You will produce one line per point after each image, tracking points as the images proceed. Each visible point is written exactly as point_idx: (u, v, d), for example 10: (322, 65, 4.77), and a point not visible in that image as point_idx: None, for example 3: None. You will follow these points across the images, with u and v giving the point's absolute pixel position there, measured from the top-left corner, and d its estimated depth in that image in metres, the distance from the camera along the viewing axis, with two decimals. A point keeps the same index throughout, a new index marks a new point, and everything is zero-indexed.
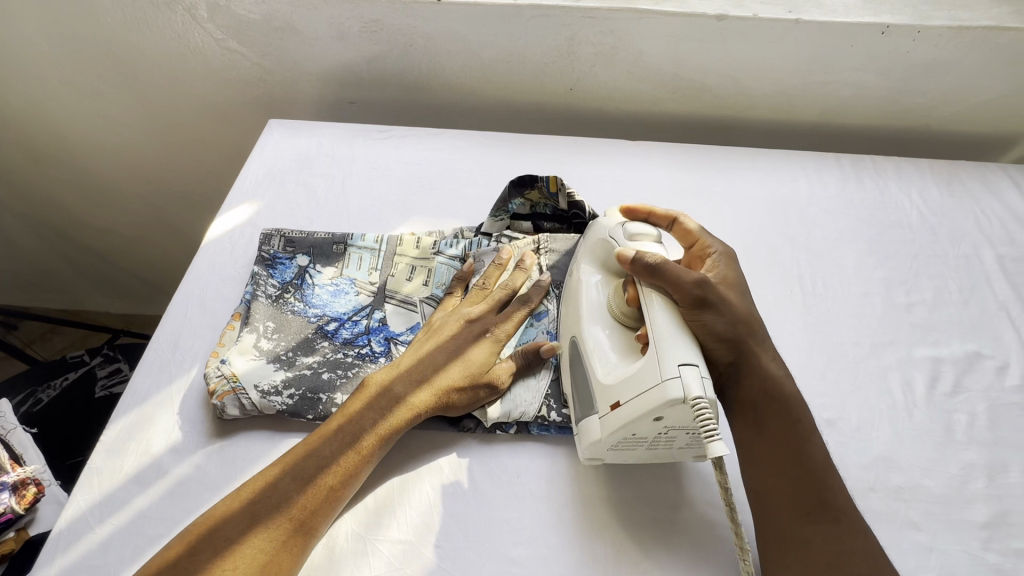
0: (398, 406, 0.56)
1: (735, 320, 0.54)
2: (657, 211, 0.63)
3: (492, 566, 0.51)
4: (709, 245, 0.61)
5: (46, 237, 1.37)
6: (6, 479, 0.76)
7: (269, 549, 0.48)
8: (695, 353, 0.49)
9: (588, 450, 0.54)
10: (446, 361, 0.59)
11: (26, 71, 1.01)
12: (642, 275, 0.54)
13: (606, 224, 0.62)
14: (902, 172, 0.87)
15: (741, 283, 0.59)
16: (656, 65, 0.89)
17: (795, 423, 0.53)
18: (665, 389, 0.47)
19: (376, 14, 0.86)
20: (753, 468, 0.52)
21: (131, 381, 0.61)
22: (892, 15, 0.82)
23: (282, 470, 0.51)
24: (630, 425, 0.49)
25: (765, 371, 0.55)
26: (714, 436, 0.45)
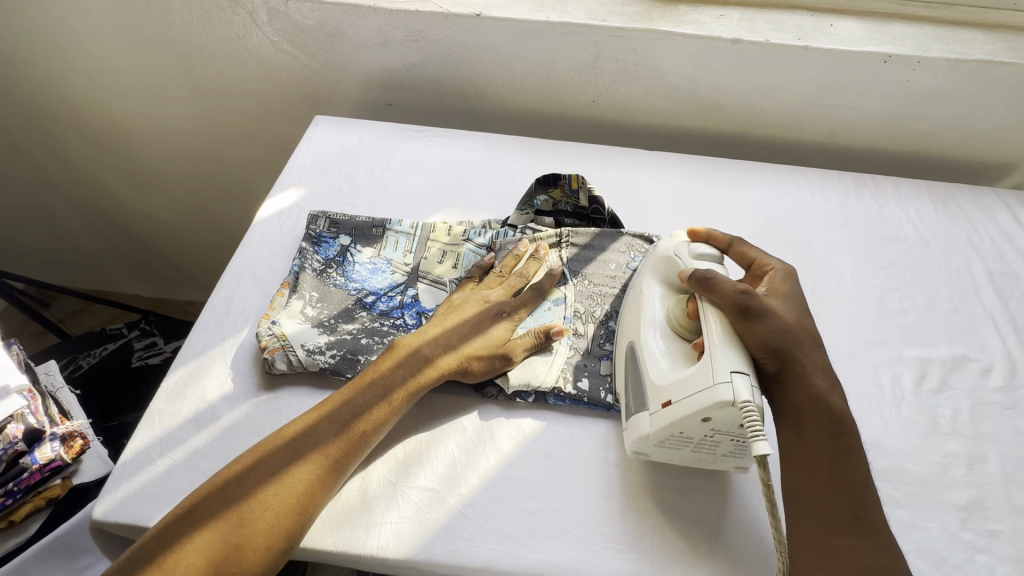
0: (424, 366, 0.62)
1: (781, 328, 0.56)
2: (716, 233, 0.68)
3: (509, 515, 0.56)
4: (768, 264, 0.65)
5: (90, 219, 1.45)
6: (56, 431, 0.81)
7: (306, 480, 0.53)
8: (744, 362, 0.53)
9: (636, 445, 0.58)
10: (468, 332, 0.66)
11: (95, 61, 1.10)
12: (698, 288, 0.59)
13: (670, 242, 0.67)
14: (900, 191, 0.92)
15: (796, 295, 0.61)
16: (674, 83, 0.96)
17: (843, 433, 0.54)
18: (718, 390, 0.51)
19: (420, 25, 0.94)
20: (790, 473, 0.54)
21: (189, 338, 0.67)
22: (895, 45, 0.89)
23: (323, 413, 0.58)
24: (680, 421, 0.53)
25: (807, 381, 0.56)
26: (759, 436, 0.49)
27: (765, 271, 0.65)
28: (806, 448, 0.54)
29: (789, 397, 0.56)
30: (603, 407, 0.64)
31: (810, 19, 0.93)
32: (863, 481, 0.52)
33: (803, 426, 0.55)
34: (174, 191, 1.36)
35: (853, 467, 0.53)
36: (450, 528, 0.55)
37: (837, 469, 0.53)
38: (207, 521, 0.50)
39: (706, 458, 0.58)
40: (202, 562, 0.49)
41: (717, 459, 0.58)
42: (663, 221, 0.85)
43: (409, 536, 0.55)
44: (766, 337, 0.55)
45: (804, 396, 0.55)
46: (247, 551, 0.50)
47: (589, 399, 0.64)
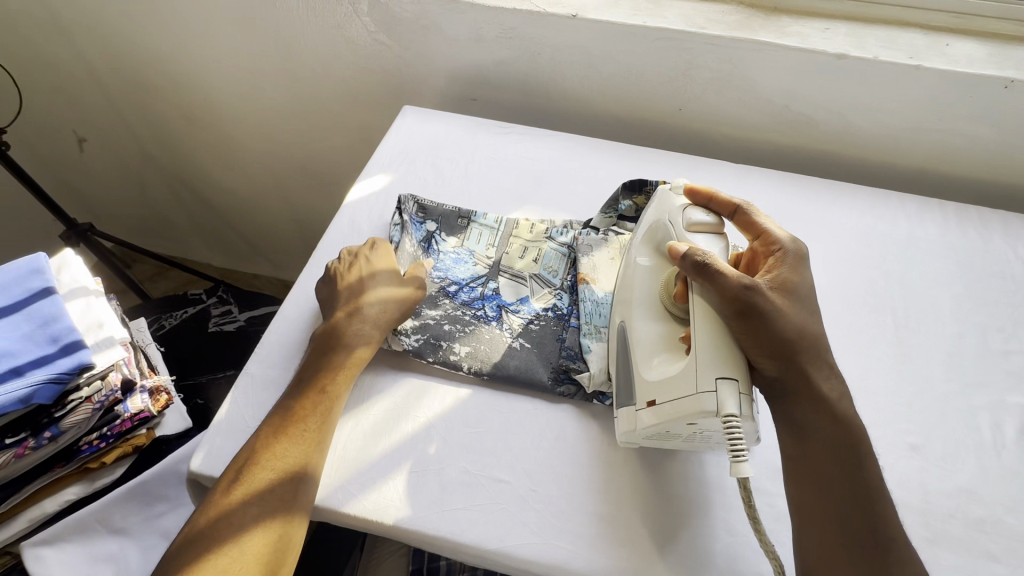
0: (344, 340, 0.64)
1: (783, 336, 0.55)
2: (719, 196, 0.64)
3: (579, 516, 0.57)
4: (774, 240, 0.62)
5: (177, 189, 1.54)
6: (145, 384, 0.87)
7: (304, 455, 0.57)
8: (733, 367, 0.52)
9: (625, 435, 0.59)
10: (376, 296, 0.67)
11: (201, 43, 1.18)
12: (690, 272, 0.57)
13: (666, 208, 0.65)
14: (1010, 226, 0.86)
15: (802, 288, 0.59)
16: (767, 95, 0.93)
17: (855, 447, 0.54)
18: (701, 400, 0.51)
19: (514, 23, 0.95)
20: (793, 481, 0.54)
21: (282, 309, 0.71)
22: (1018, 70, 0.83)
23: (263, 431, 0.58)
24: (664, 422, 0.54)
25: (812, 389, 0.55)
26: (741, 456, 0.50)
27: (773, 250, 0.61)
28: (809, 458, 0.54)
29: (797, 405, 0.55)
30: None
31: (923, 37, 0.89)
32: (878, 503, 0.52)
33: (806, 431, 0.54)
34: (255, 170, 1.43)
35: (868, 489, 0.53)
36: (523, 523, 0.56)
37: (852, 489, 0.52)
38: (240, 529, 0.52)
39: (697, 444, 0.59)
40: (266, 552, 0.52)
41: (709, 446, 0.59)
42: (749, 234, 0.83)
43: (483, 526, 0.56)
44: (761, 342, 0.54)
45: (809, 402, 0.55)
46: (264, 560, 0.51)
47: None
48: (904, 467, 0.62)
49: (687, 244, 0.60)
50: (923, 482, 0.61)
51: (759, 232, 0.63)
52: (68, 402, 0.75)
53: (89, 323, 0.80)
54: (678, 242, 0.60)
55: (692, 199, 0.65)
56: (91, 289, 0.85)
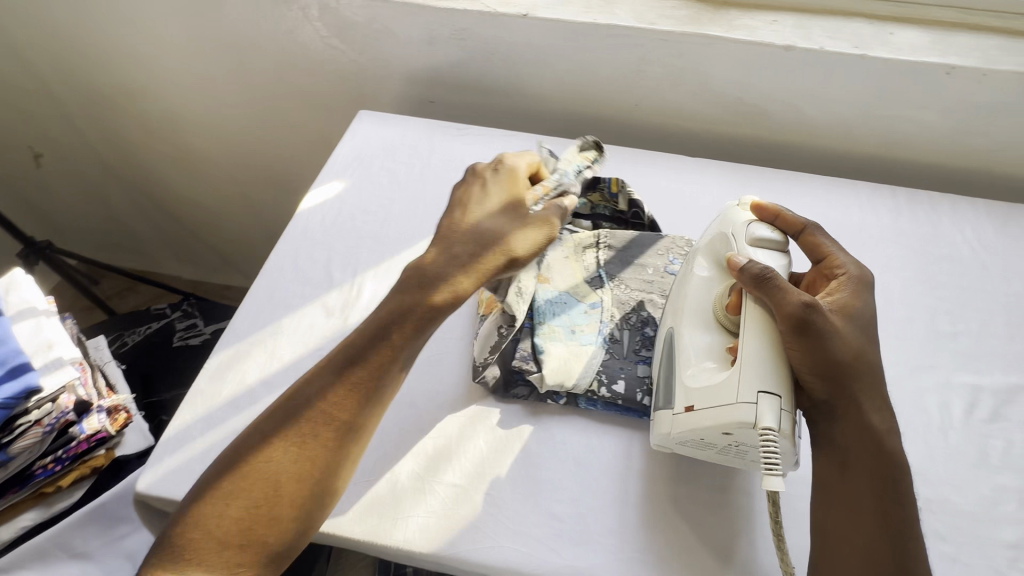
0: (432, 288, 0.57)
1: (839, 357, 0.52)
2: (787, 215, 0.63)
3: (535, 517, 0.57)
4: (841, 264, 0.59)
5: (139, 202, 1.51)
6: (103, 404, 0.85)
7: (343, 419, 0.53)
8: (779, 383, 0.52)
9: (659, 438, 0.60)
10: (483, 236, 0.58)
11: (155, 53, 1.15)
12: (749, 283, 0.56)
13: (733, 220, 0.64)
14: (958, 209, 0.88)
15: (866, 313, 0.56)
16: (720, 88, 0.94)
17: (895, 482, 0.51)
18: (740, 411, 0.51)
19: (466, 24, 0.94)
20: (825, 512, 0.52)
21: (232, 321, 0.70)
22: (959, 57, 0.85)
23: (320, 367, 0.55)
24: (700, 428, 0.55)
25: (863, 419, 0.52)
26: (773, 471, 0.49)
27: (835, 275, 0.59)
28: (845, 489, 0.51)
29: (840, 434, 0.53)
30: (637, 413, 0.64)
31: (868, 26, 0.90)
32: (911, 544, 0.49)
33: (848, 462, 0.52)
34: (219, 179, 1.40)
35: (908, 533, 0.49)
36: (478, 526, 0.56)
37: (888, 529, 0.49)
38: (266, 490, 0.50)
39: (736, 461, 0.58)
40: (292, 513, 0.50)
41: (748, 463, 0.57)
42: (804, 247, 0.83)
43: (434, 532, 0.56)
44: (814, 362, 0.52)
45: (859, 435, 0.52)
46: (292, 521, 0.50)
47: (624, 403, 0.64)
48: None
49: (746, 257, 0.59)
50: None
51: (822, 255, 0.61)
52: (17, 427, 0.73)
53: (39, 345, 0.79)
54: (737, 254, 0.60)
55: (758, 216, 0.64)
56: (41, 308, 0.83)
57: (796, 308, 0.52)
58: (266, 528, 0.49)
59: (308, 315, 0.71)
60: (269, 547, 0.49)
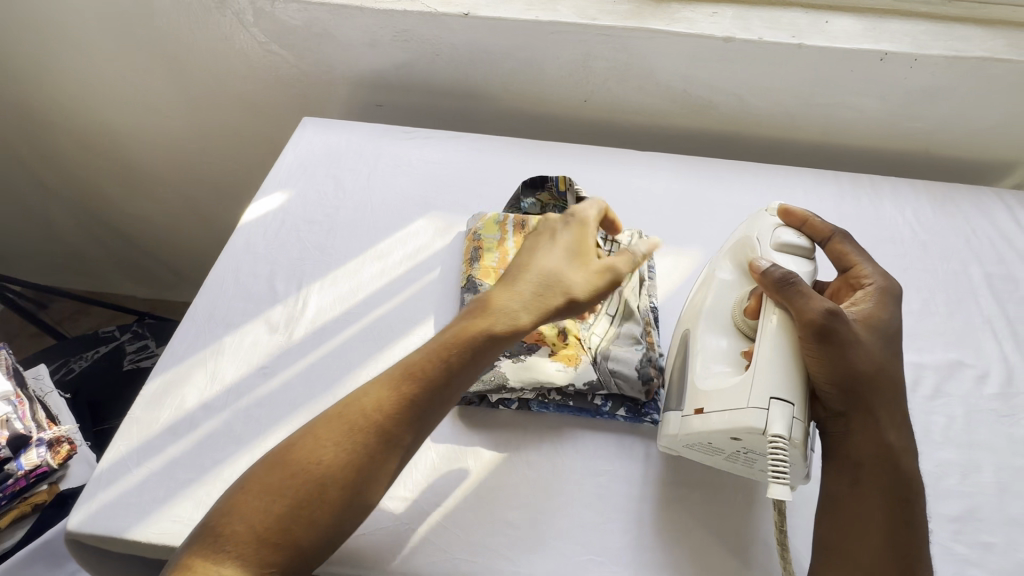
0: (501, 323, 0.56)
1: (859, 368, 0.52)
2: (816, 223, 0.64)
3: (490, 527, 0.56)
4: (867, 274, 0.60)
5: (83, 220, 1.44)
6: (43, 436, 0.81)
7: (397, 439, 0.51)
8: (793, 390, 0.52)
9: (665, 440, 0.60)
10: (554, 277, 0.59)
11: (86, 64, 1.10)
12: (767, 287, 0.56)
13: (760, 226, 0.64)
14: (899, 191, 0.91)
15: (892, 325, 0.57)
16: (665, 82, 0.95)
17: (907, 501, 0.51)
18: (751, 416, 0.51)
19: (407, 26, 0.93)
20: (830, 525, 0.52)
21: (169, 344, 0.67)
22: (891, 43, 0.87)
23: (393, 371, 0.54)
24: (709, 432, 0.54)
25: (879, 433, 0.53)
26: (779, 479, 0.49)
27: (862, 284, 0.60)
28: (854, 504, 0.51)
29: (854, 447, 0.53)
30: (588, 414, 0.64)
31: (805, 16, 0.92)
32: (913, 559, 0.50)
33: (859, 475, 0.52)
34: (167, 194, 1.35)
35: (913, 554, 0.50)
36: (428, 540, 0.55)
37: (895, 548, 0.50)
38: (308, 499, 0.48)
39: (743, 471, 0.58)
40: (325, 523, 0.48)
41: (754, 473, 0.57)
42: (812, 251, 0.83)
43: (385, 548, 0.55)
44: (832, 372, 0.52)
45: (872, 451, 0.52)
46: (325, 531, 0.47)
47: (576, 403, 0.64)
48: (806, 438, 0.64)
49: (771, 261, 0.59)
50: None
51: (850, 264, 0.62)
52: None
53: None
54: (761, 257, 0.60)
55: (786, 220, 0.65)
56: None
57: (817, 315, 0.52)
58: (301, 526, 0.47)
59: (250, 332, 0.68)
60: (296, 548, 0.46)
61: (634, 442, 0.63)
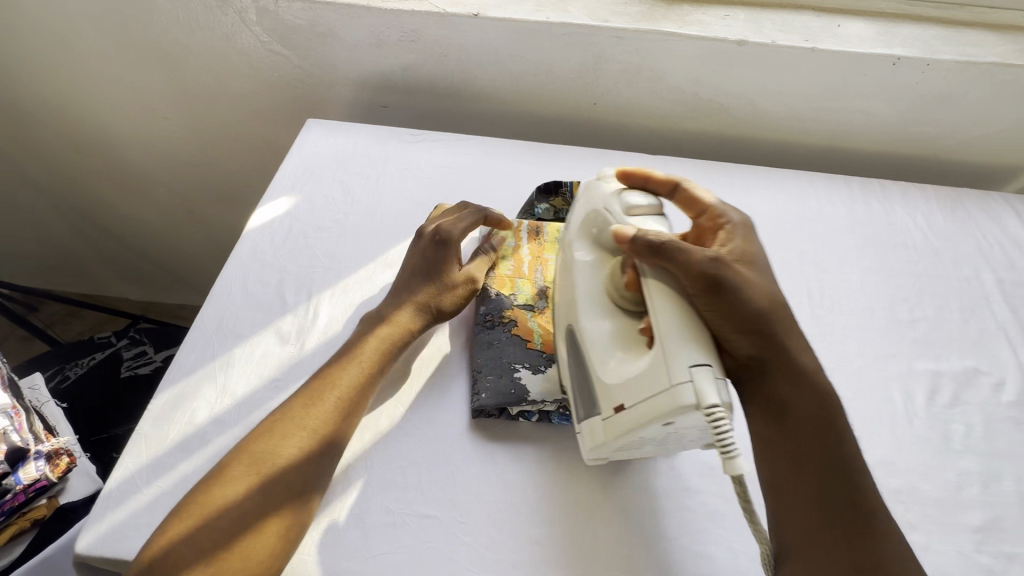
0: (372, 339, 0.62)
1: (751, 307, 0.53)
2: (658, 176, 0.62)
3: (513, 544, 0.54)
4: (721, 214, 0.60)
5: (75, 222, 1.41)
6: (41, 449, 0.78)
7: (308, 447, 0.53)
8: (705, 352, 0.48)
9: (593, 451, 0.55)
10: (418, 296, 0.66)
11: (78, 61, 1.06)
12: (641, 254, 0.53)
13: (603, 195, 0.62)
14: (909, 196, 0.90)
15: (755, 255, 0.58)
16: (676, 85, 0.94)
17: (830, 426, 0.53)
18: (678, 396, 0.46)
19: (415, 26, 0.91)
20: (772, 471, 0.52)
21: (177, 355, 0.65)
22: (903, 47, 0.87)
23: (307, 389, 0.58)
24: (639, 426, 0.50)
25: (785, 362, 0.54)
26: (735, 453, 0.45)
27: (720, 225, 0.60)
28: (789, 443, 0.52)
29: (772, 385, 0.54)
30: None
31: (816, 19, 0.91)
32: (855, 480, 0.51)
33: (784, 412, 0.53)
34: (162, 195, 1.32)
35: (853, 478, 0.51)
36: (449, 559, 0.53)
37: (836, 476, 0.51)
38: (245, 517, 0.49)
39: (674, 444, 0.56)
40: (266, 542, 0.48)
41: (683, 443, 0.55)
42: (826, 256, 0.82)
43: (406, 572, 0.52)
44: (735, 319, 0.52)
45: (784, 381, 0.54)
46: (261, 552, 0.48)
47: None
48: None
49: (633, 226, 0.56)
50: None
51: (704, 208, 0.61)
52: None
53: None
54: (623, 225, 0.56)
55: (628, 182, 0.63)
56: None
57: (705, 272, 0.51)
58: (243, 546, 0.47)
59: (261, 343, 0.66)
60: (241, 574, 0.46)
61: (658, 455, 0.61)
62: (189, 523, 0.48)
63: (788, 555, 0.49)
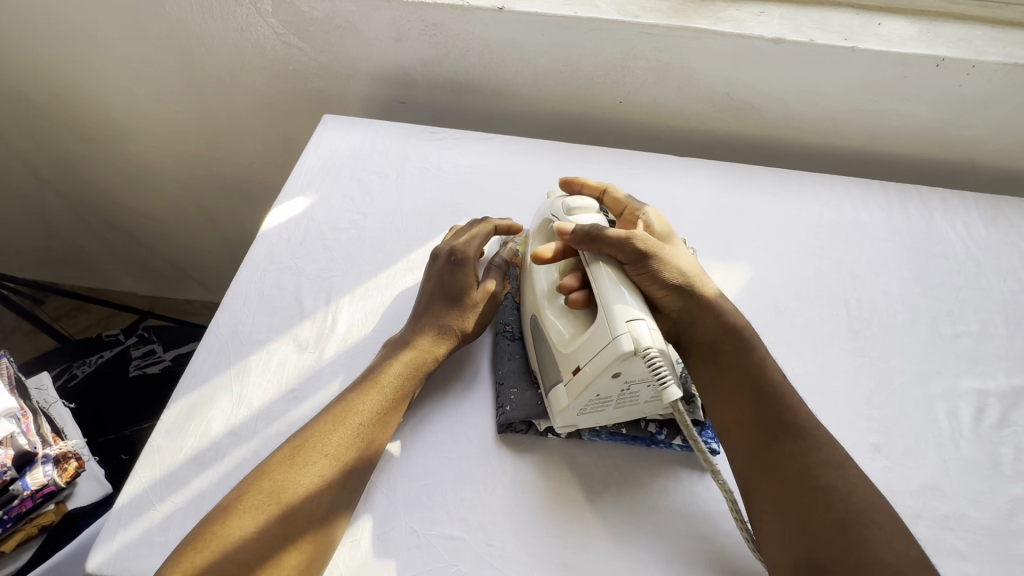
0: (399, 364, 0.59)
1: (675, 268, 0.59)
2: (590, 183, 0.69)
3: (544, 569, 0.51)
4: (638, 208, 0.67)
5: (82, 216, 1.38)
6: (49, 452, 0.75)
7: (332, 474, 0.51)
8: (638, 306, 0.53)
9: (560, 418, 0.57)
10: (443, 321, 0.63)
11: (88, 52, 1.03)
12: (582, 243, 0.58)
13: (549, 203, 0.66)
14: (949, 204, 0.87)
15: (670, 235, 0.64)
16: (707, 85, 0.90)
17: (749, 353, 0.58)
18: (617, 345, 0.50)
19: (437, 19, 0.87)
20: (718, 408, 0.56)
21: (191, 362, 0.62)
22: (948, 48, 0.83)
23: (329, 413, 0.55)
24: (592, 384, 0.52)
25: (710, 310, 0.60)
26: (667, 382, 0.50)
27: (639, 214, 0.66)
28: (723, 379, 0.57)
29: (701, 332, 0.60)
30: (643, 443, 0.60)
31: (855, 17, 0.87)
32: (786, 399, 0.54)
33: (717, 353, 0.58)
34: (171, 190, 1.29)
35: (781, 395, 0.55)
36: None
37: (763, 398, 0.55)
38: (270, 547, 0.46)
39: (634, 407, 0.58)
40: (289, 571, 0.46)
41: (642, 406, 0.58)
42: (863, 266, 0.79)
43: None
44: (662, 280, 0.58)
45: (713, 328, 0.59)
46: None
47: (629, 430, 0.60)
48: (871, 469, 0.60)
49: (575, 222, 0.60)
50: (890, 482, 0.59)
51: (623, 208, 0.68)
52: None
53: None
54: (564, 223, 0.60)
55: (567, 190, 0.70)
56: None
57: (632, 245, 0.57)
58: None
59: (278, 350, 0.64)
60: None
61: (694, 476, 0.58)
62: (209, 557, 0.45)
63: (746, 484, 0.52)
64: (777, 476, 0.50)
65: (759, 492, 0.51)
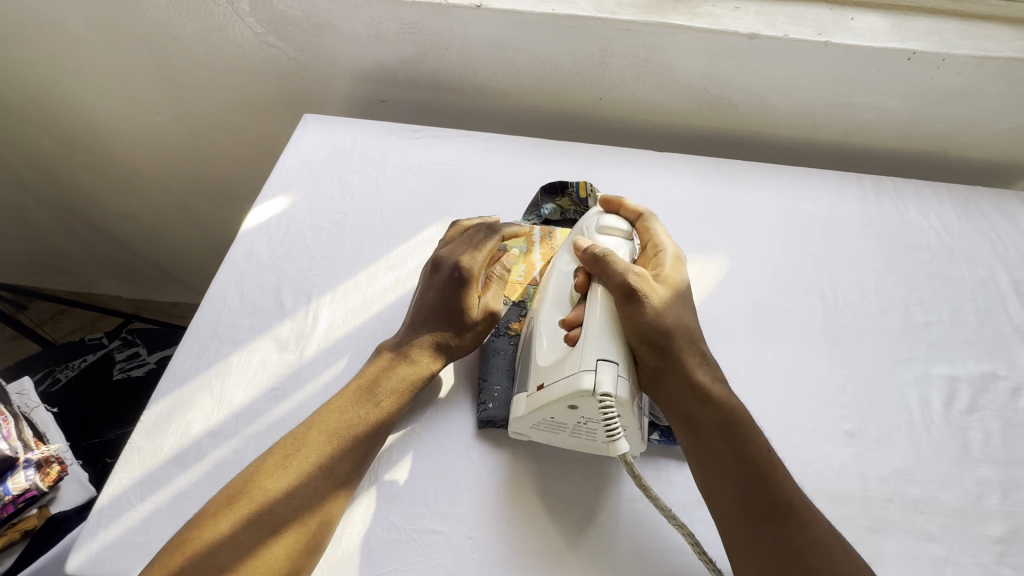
0: (392, 379, 0.58)
1: (658, 320, 0.56)
2: (627, 205, 0.67)
3: (522, 561, 0.52)
4: (662, 245, 0.64)
5: (63, 219, 1.37)
6: (30, 457, 0.75)
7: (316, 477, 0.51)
8: (617, 351, 0.53)
9: (513, 425, 0.57)
10: (440, 338, 0.61)
11: (65, 54, 1.03)
12: (588, 263, 0.60)
13: (587, 217, 0.67)
14: (922, 194, 0.89)
15: (677, 281, 0.61)
16: (684, 80, 0.91)
17: (739, 423, 0.54)
18: (579, 379, 0.51)
19: (416, 17, 0.87)
20: (701, 477, 0.54)
21: (172, 362, 0.62)
22: (919, 42, 0.84)
23: (319, 416, 0.55)
24: (546, 406, 0.53)
25: (690, 371, 0.56)
26: (616, 435, 0.50)
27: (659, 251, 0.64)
28: (706, 447, 0.54)
29: (681, 395, 0.56)
30: None
31: (829, 12, 0.88)
32: (776, 473, 0.52)
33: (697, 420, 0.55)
34: (154, 192, 1.28)
35: (770, 469, 0.52)
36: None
37: (751, 471, 0.52)
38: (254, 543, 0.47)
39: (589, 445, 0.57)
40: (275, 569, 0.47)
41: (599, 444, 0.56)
42: (839, 257, 0.80)
43: None
44: (642, 328, 0.55)
45: (693, 392, 0.56)
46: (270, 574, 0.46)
47: None
48: (844, 455, 0.61)
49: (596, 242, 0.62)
50: (862, 468, 0.60)
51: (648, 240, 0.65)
52: None
53: None
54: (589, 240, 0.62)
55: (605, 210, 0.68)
56: None
57: (623, 281, 0.56)
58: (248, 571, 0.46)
59: (258, 350, 0.64)
60: None
61: (670, 466, 0.60)
62: (187, 556, 0.46)
63: (730, 549, 0.50)
64: (765, 552, 0.48)
65: (742, 564, 0.49)
